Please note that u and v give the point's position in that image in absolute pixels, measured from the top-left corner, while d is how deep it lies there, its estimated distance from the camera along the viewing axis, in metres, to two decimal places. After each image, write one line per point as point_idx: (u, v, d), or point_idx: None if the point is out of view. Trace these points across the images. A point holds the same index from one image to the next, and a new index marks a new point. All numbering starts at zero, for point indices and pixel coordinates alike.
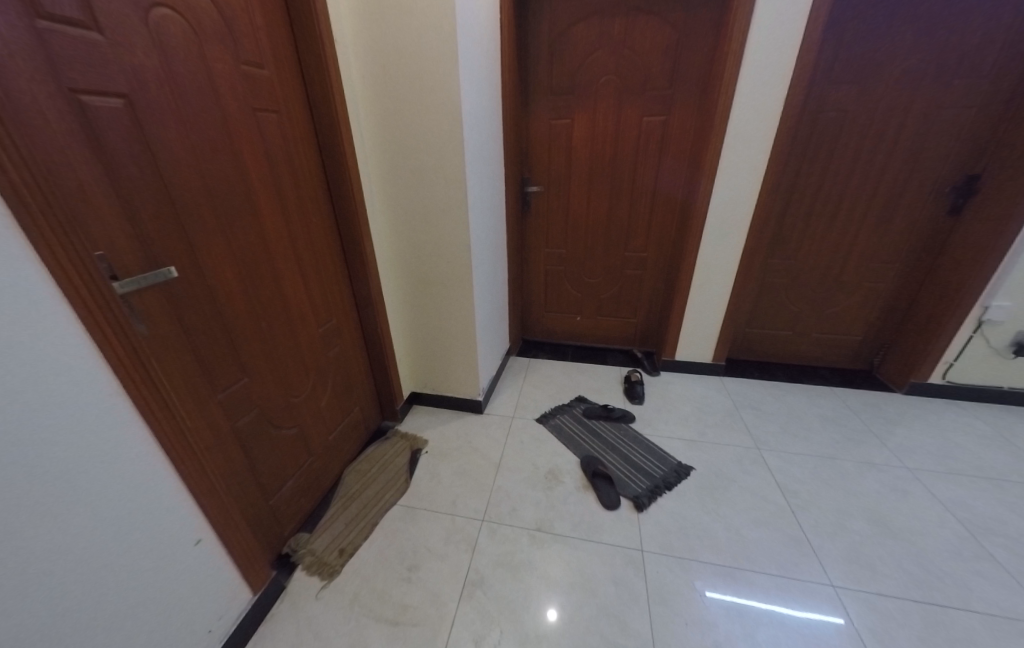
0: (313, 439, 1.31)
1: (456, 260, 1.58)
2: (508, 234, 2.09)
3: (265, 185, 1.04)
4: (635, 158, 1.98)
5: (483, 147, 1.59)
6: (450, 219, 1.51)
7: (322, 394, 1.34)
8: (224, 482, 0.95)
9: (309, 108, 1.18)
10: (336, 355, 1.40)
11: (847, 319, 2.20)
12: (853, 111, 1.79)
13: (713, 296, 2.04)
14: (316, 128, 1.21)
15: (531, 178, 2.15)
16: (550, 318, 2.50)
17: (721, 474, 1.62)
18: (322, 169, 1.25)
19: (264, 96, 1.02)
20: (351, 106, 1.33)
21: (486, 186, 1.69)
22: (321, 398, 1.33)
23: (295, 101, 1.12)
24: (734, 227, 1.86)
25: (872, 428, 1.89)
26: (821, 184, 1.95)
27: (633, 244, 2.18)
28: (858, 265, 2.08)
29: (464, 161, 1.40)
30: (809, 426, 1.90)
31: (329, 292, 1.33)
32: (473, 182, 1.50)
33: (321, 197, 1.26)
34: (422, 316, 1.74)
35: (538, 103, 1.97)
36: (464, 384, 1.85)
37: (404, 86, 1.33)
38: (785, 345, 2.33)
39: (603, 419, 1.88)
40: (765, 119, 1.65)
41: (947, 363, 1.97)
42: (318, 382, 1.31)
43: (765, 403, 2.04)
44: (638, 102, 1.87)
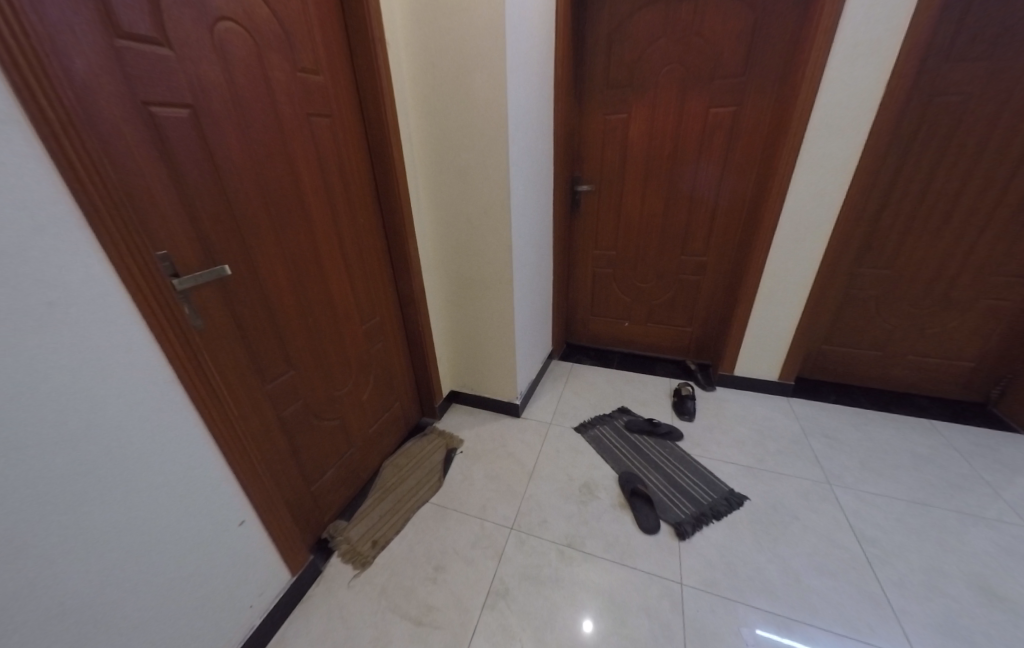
0: (354, 431, 1.36)
1: (498, 262, 1.57)
2: (554, 234, 2.04)
3: (316, 187, 1.09)
4: (698, 154, 1.83)
5: (531, 147, 1.55)
6: (493, 220, 1.49)
7: (364, 388, 1.39)
8: (267, 468, 1.01)
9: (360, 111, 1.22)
10: (378, 351, 1.45)
11: (953, 342, 1.88)
12: (980, 94, 1.50)
13: (783, 307, 1.83)
14: (367, 131, 1.25)
15: (582, 176, 2.07)
16: (596, 323, 2.40)
17: (781, 509, 1.45)
18: (370, 171, 1.29)
19: (318, 101, 1.06)
20: (400, 108, 1.36)
21: (533, 186, 1.65)
22: (363, 392, 1.38)
23: (346, 104, 1.15)
24: (816, 231, 1.65)
25: (979, 473, 1.59)
26: (930, 183, 1.66)
27: (691, 247, 2.02)
28: (972, 279, 1.76)
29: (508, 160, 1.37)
30: (895, 464, 1.64)
31: (374, 291, 1.38)
32: (518, 183, 1.47)
33: (369, 198, 1.30)
34: (463, 316, 1.75)
35: (594, 98, 1.88)
36: (502, 386, 1.84)
37: (452, 85, 1.33)
38: (869, 367, 2.04)
39: (647, 434, 1.77)
40: (860, 106, 1.44)
41: None
42: (360, 376, 1.36)
43: (840, 432, 1.80)
44: (704, 92, 1.71)
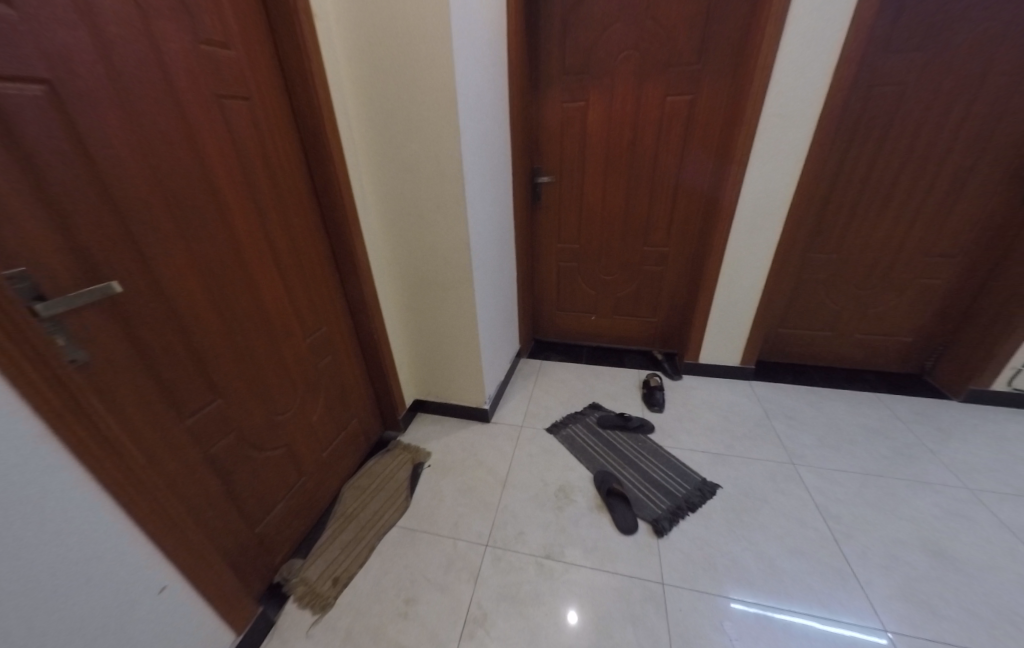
0: (305, 458, 1.22)
1: (457, 261, 1.46)
2: (516, 229, 1.95)
3: (236, 184, 0.93)
4: (657, 143, 1.79)
5: (485, 137, 1.44)
6: (447, 217, 1.39)
7: (314, 408, 1.25)
8: (193, 519, 0.86)
9: (288, 97, 1.06)
10: (327, 366, 1.31)
11: (894, 319, 1.99)
12: (914, 84, 1.56)
13: (743, 294, 1.85)
14: (298, 121, 1.10)
15: (542, 168, 1.98)
16: (563, 318, 2.35)
17: (750, 493, 1.44)
18: (305, 165, 1.14)
19: (232, 83, 0.91)
20: (337, 94, 1.21)
21: (489, 178, 1.55)
22: (313, 413, 1.25)
23: (268, 88, 1.00)
24: (771, 217, 1.66)
25: (922, 440, 1.69)
26: (871, 170, 1.73)
27: (653, 238, 2.01)
28: (909, 259, 1.86)
29: (462, 151, 1.27)
30: (850, 438, 1.70)
31: (319, 300, 1.24)
32: (472, 175, 1.36)
33: (306, 198, 1.16)
34: (422, 321, 1.64)
35: (550, 85, 1.80)
36: (469, 391, 1.75)
37: (394, 68, 1.20)
38: (822, 347, 2.13)
39: (619, 429, 1.74)
40: (811, 92, 1.44)
41: (1014, 368, 1.75)
42: (307, 396, 1.22)
43: (799, 411, 1.85)
44: (660, 80, 1.68)
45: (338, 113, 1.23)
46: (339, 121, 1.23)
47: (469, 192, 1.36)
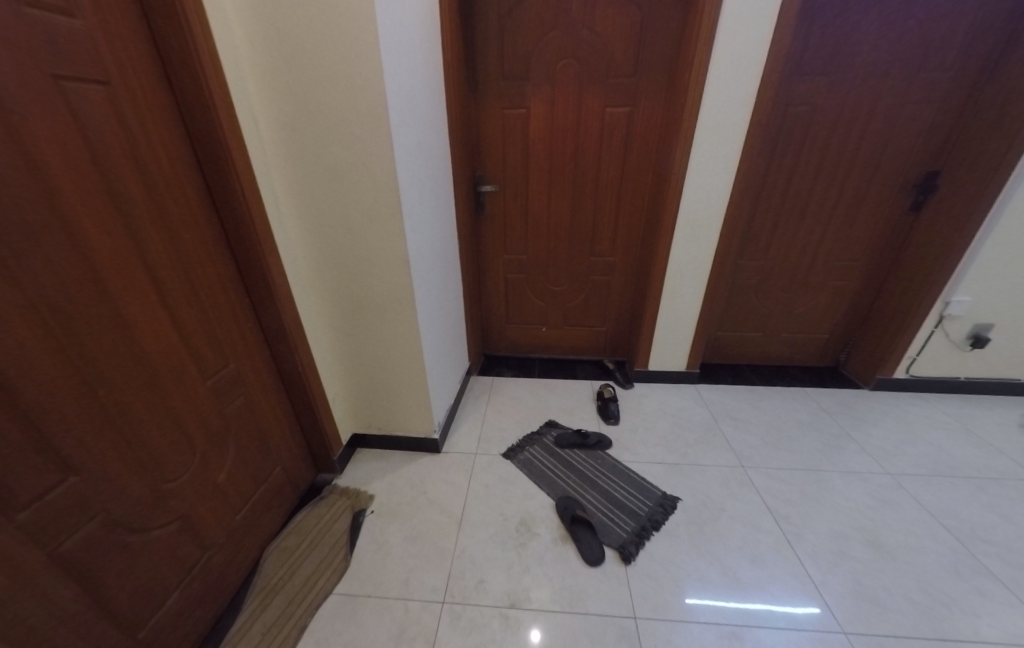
0: (206, 526, 1.02)
1: (395, 279, 1.32)
2: (459, 242, 1.83)
3: (94, 205, 0.77)
4: (599, 153, 1.78)
5: (421, 143, 1.32)
6: (381, 229, 1.24)
7: (218, 462, 1.05)
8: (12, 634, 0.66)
9: (174, 101, 0.92)
10: (237, 413, 1.11)
11: (814, 319, 2.15)
12: (822, 105, 1.69)
13: (686, 302, 1.89)
14: (187, 128, 0.95)
15: (484, 176, 1.89)
16: (513, 331, 2.26)
17: (709, 503, 1.41)
18: (198, 179, 0.98)
19: (86, 83, 0.76)
20: (237, 90, 1.04)
21: (427, 187, 1.42)
22: (218, 468, 1.05)
23: (142, 89, 0.85)
24: (709, 226, 1.71)
25: (847, 431, 1.76)
26: (790, 182, 1.85)
27: (599, 247, 1.99)
28: (824, 264, 2.02)
29: (394, 156, 1.14)
30: (788, 436, 1.72)
31: (224, 330, 1.06)
32: (407, 183, 1.23)
33: (199, 215, 0.99)
34: (358, 346, 1.46)
35: (488, 90, 1.72)
36: (415, 421, 1.59)
37: (309, 64, 1.06)
38: (754, 346, 2.24)
39: (578, 448, 1.67)
40: (738, 108, 1.50)
41: (910, 359, 1.96)
42: (208, 449, 1.02)
43: (743, 412, 1.88)
44: (598, 91, 1.66)
45: (238, 108, 1.04)
46: (239, 117, 1.05)
47: (405, 202, 1.22)
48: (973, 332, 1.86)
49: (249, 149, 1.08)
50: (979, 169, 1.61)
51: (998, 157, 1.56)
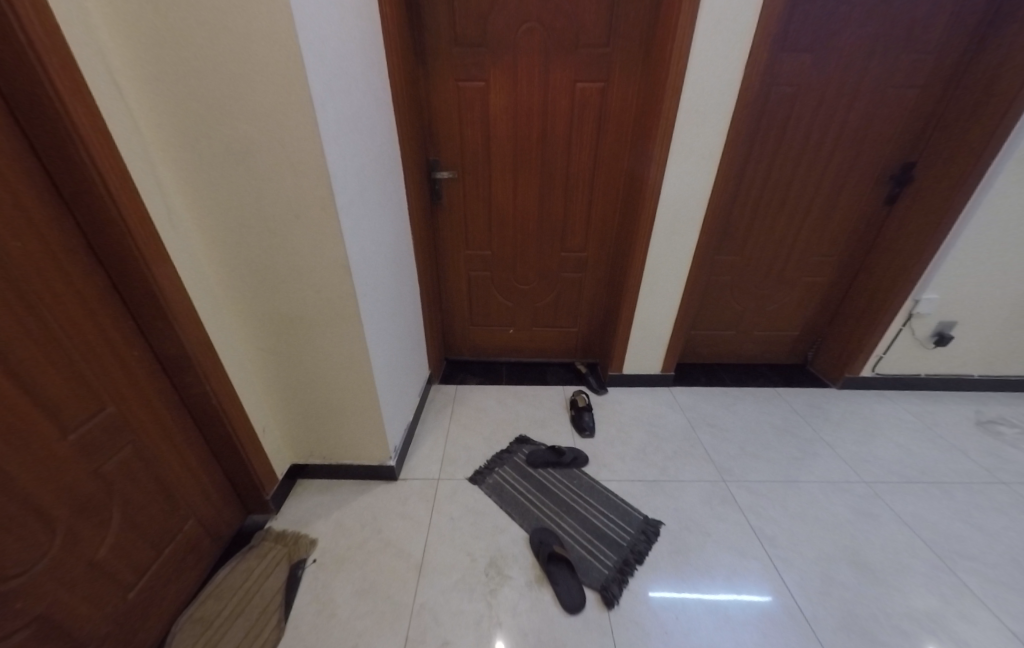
0: (77, 612, 0.83)
1: (331, 288, 1.08)
2: (413, 237, 1.61)
3: None
4: (570, 136, 1.58)
5: (357, 121, 1.08)
6: (308, 228, 1.00)
7: (91, 531, 0.85)
8: None
9: None
10: (121, 463, 0.91)
11: (786, 317, 2.06)
12: (805, 87, 1.55)
13: (662, 302, 1.76)
14: (13, 109, 0.73)
15: (440, 160, 1.65)
16: (477, 333, 2.07)
17: (692, 526, 1.31)
18: (37, 177, 0.77)
19: None
20: (85, 50, 0.79)
21: (369, 176, 1.18)
22: (96, 539, 0.86)
23: None
24: (688, 221, 1.57)
25: (821, 436, 1.72)
26: (769, 174, 1.72)
27: (570, 243, 1.82)
28: (799, 261, 1.91)
29: (319, 138, 0.91)
30: (765, 443, 1.65)
31: (91, 362, 0.85)
32: (340, 170, 0.99)
33: (43, 222, 0.78)
34: (291, 367, 1.22)
35: (440, 60, 1.48)
36: (366, 448, 1.38)
37: (191, 15, 0.81)
38: (727, 346, 2.13)
39: (552, 467, 1.52)
40: (724, 87, 1.34)
41: (877, 357, 1.93)
42: (75, 518, 0.82)
43: (719, 418, 1.79)
44: (568, 62, 1.46)
45: (81, 64, 0.78)
46: (85, 75, 0.79)
47: (339, 194, 0.99)
48: (938, 330, 1.85)
49: (105, 120, 0.82)
50: (958, 162, 1.55)
51: (977, 151, 1.50)
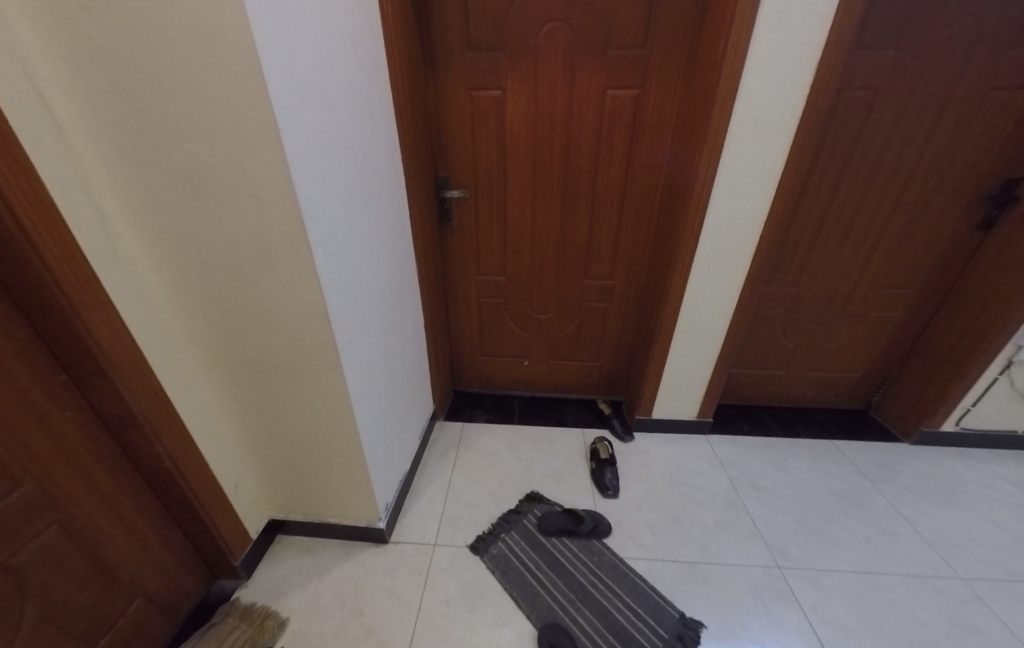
0: None
1: (307, 336, 0.90)
2: (418, 263, 1.44)
3: None
4: (597, 150, 1.38)
5: (344, 137, 0.91)
6: (276, 266, 0.82)
7: None
8: None
9: None
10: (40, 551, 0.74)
11: (847, 357, 1.75)
12: (886, 89, 1.27)
13: (702, 341, 1.52)
14: None
15: (449, 178, 1.47)
16: (488, 365, 1.87)
17: (742, 632, 1.08)
18: None
19: None
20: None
21: (360, 200, 1.00)
22: None
23: None
24: (738, 249, 1.33)
25: (897, 508, 1.43)
26: (835, 194, 1.44)
27: (595, 269, 1.60)
28: (866, 294, 1.62)
29: (286, 161, 0.72)
30: (826, 517, 1.39)
31: (4, 432, 0.67)
32: (316, 196, 0.80)
33: None
34: (265, 420, 1.04)
35: (450, 66, 1.30)
36: (353, 508, 1.20)
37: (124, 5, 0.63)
38: (775, 387, 1.84)
39: (568, 536, 1.30)
40: (789, 91, 1.11)
41: (964, 408, 1.60)
42: None
43: (766, 479, 1.52)
44: (596, 66, 1.26)
45: None
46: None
47: (313, 226, 0.80)
48: None
49: (16, 136, 0.63)
50: None
51: None
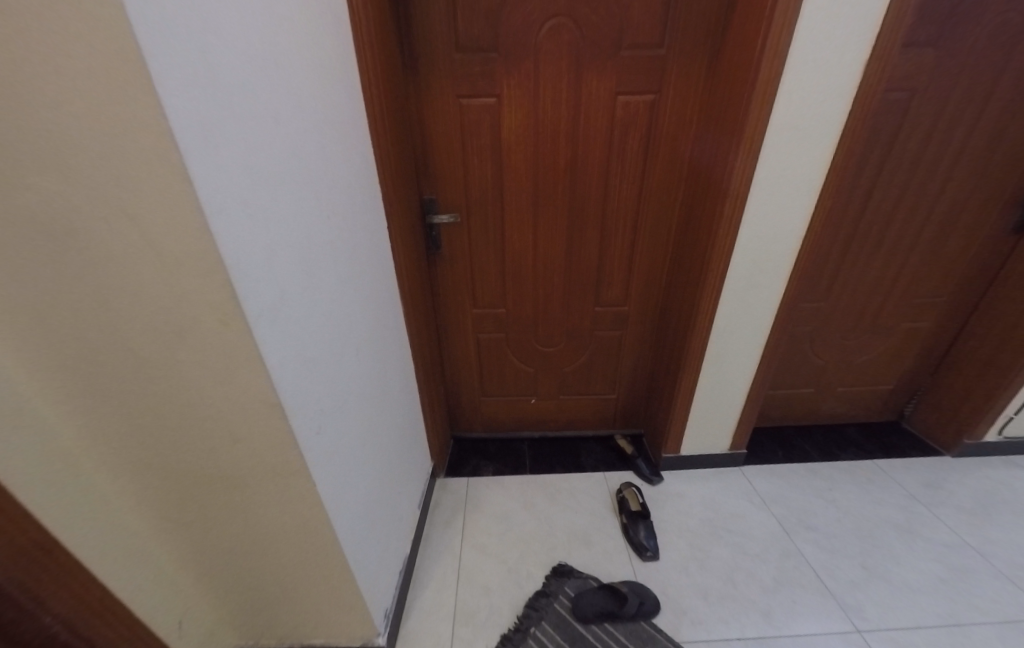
0: None
1: (263, 435, 0.66)
2: (404, 303, 1.21)
3: None
4: (608, 163, 1.20)
5: (297, 164, 0.68)
6: (200, 348, 0.58)
7: None
8: None
9: None
10: None
11: (878, 369, 1.63)
12: (924, 87, 1.16)
13: (735, 369, 1.34)
14: None
15: (436, 200, 1.25)
16: (490, 407, 1.64)
17: None
18: None
19: None
20: None
21: (321, 244, 0.77)
22: None
23: None
24: (775, 267, 1.17)
25: (960, 536, 1.29)
26: (867, 201, 1.32)
27: (607, 295, 1.41)
28: (897, 303, 1.50)
29: (204, 209, 0.48)
30: (891, 558, 1.23)
31: None
32: (252, 250, 0.57)
33: None
34: (211, 536, 0.79)
35: (434, 71, 1.09)
36: (340, 626, 0.94)
37: None
38: (804, 406, 1.69)
39: (610, 621, 1.08)
40: (838, 86, 0.94)
41: (1006, 417, 1.49)
42: None
43: (817, 516, 1.35)
44: (605, 67, 1.08)
45: None
46: None
47: (251, 293, 0.57)
48: None
49: None
50: None
51: None
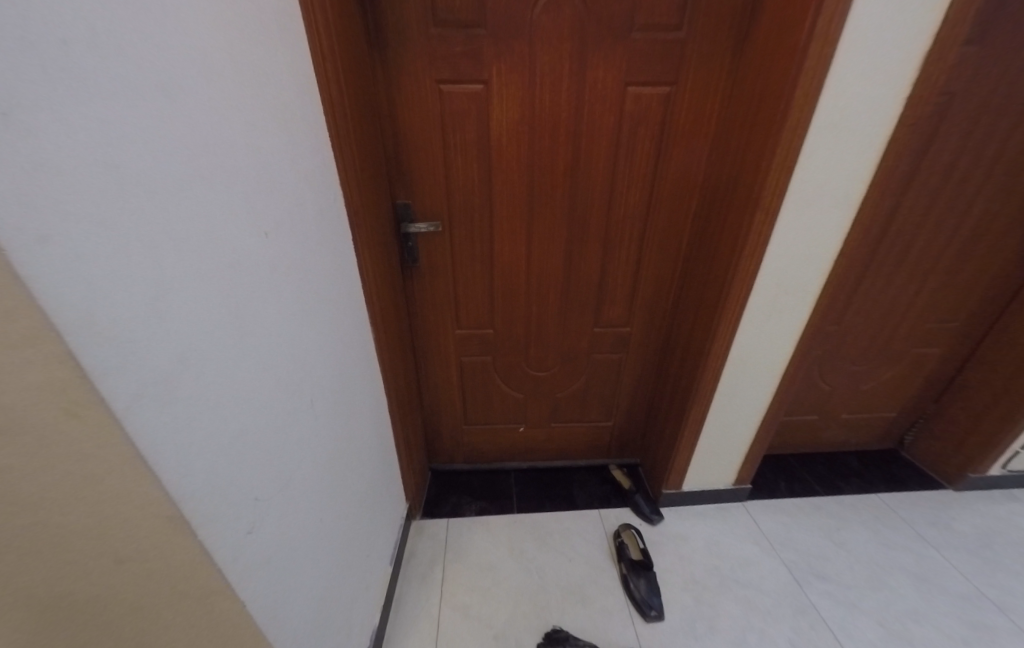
0: None
1: (154, 551, 0.46)
2: (374, 329, 1.01)
3: None
4: (614, 166, 1.03)
5: (210, 168, 0.48)
6: (36, 446, 0.38)
7: None
8: None
9: None
10: None
11: (883, 396, 1.54)
12: (960, 98, 1.04)
13: (746, 403, 1.22)
14: None
15: (412, 206, 1.06)
16: (473, 436, 1.47)
17: None
18: None
19: None
20: None
21: (251, 276, 0.57)
22: None
23: None
24: (798, 294, 1.03)
25: (975, 583, 1.21)
26: (889, 222, 1.21)
27: (607, 314, 1.26)
28: (909, 329, 1.41)
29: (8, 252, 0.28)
30: (909, 612, 1.13)
31: None
32: (123, 298, 0.37)
33: None
34: None
35: (408, 49, 0.89)
36: None
37: None
38: (807, 433, 1.59)
39: None
40: (888, 90, 0.80)
41: (1012, 452, 1.42)
42: None
43: (828, 562, 1.25)
44: (614, 53, 0.91)
45: None
46: None
47: (121, 366, 0.37)
48: None
49: None
50: None
51: None
